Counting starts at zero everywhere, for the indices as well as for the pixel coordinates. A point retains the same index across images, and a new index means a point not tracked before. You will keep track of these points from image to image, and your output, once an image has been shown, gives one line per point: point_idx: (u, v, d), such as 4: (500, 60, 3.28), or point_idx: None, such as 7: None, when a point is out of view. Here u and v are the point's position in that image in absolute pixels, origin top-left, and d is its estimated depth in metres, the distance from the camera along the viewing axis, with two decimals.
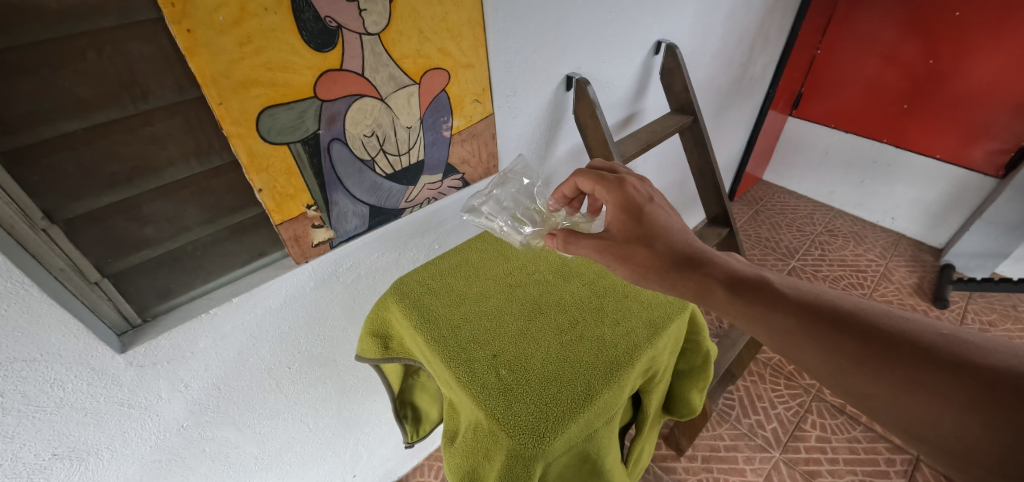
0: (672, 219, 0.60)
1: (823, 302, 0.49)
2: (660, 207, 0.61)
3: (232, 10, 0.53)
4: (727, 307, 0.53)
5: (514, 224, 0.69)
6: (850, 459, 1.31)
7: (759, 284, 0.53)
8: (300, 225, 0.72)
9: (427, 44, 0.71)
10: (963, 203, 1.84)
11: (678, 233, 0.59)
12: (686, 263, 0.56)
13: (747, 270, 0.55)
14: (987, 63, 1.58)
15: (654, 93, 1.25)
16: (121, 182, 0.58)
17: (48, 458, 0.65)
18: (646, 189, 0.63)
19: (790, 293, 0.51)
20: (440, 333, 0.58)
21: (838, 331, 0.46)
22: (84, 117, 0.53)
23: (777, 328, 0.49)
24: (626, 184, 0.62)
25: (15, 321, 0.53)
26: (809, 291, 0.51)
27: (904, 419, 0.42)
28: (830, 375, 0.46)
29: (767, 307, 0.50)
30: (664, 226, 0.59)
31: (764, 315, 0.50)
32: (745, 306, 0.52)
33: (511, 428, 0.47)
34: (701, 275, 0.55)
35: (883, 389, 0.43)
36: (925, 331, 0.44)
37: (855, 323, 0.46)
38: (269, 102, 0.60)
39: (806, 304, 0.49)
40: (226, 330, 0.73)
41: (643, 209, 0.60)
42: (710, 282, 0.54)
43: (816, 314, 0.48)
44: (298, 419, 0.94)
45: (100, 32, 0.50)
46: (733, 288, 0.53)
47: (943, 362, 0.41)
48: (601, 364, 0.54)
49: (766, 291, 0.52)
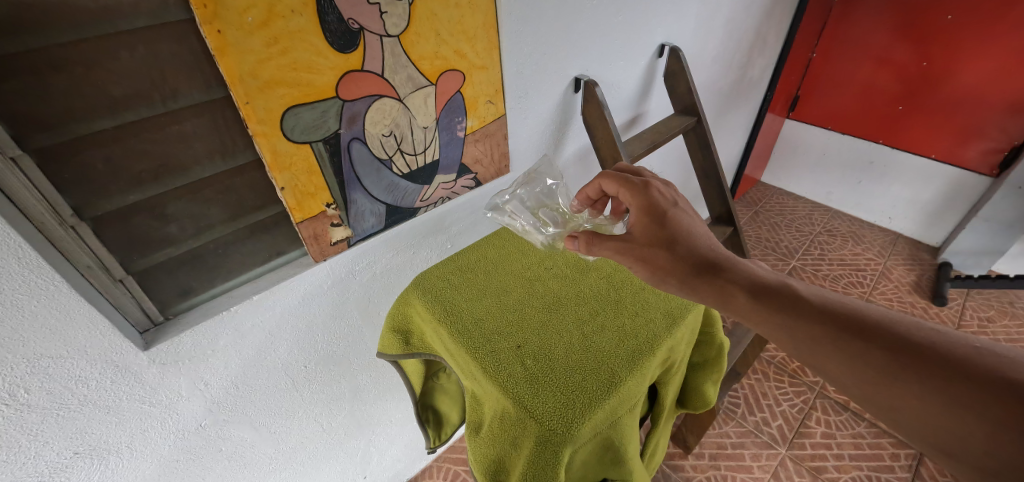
0: (695, 223, 0.62)
1: (849, 310, 0.50)
2: (683, 211, 0.63)
3: (261, 11, 0.54)
4: (751, 313, 0.54)
5: (535, 223, 0.70)
6: (855, 455, 1.33)
7: (782, 290, 0.54)
8: (320, 223, 0.73)
9: (444, 46, 0.73)
10: (959, 202, 1.87)
11: (701, 238, 0.60)
12: (708, 268, 0.57)
13: (770, 277, 0.56)
14: (981, 65, 1.62)
15: (657, 95, 1.27)
16: (148, 179, 0.59)
17: (69, 457, 0.65)
18: (670, 193, 0.65)
19: (816, 301, 0.52)
20: (464, 326, 0.59)
21: (864, 341, 0.47)
22: (115, 115, 0.54)
23: (800, 335, 0.51)
24: (651, 187, 0.64)
25: (44, 317, 0.53)
26: (834, 300, 0.52)
27: (931, 430, 0.43)
28: (855, 385, 0.47)
29: (790, 314, 0.52)
30: (686, 229, 0.60)
31: (789, 322, 0.51)
32: (768, 313, 0.53)
33: (540, 416, 0.48)
34: (723, 281, 0.56)
35: (912, 403, 0.44)
36: (956, 344, 0.44)
37: (882, 333, 0.47)
38: (293, 102, 0.61)
39: (831, 312, 0.50)
40: (246, 328, 0.73)
41: (666, 212, 0.61)
42: (732, 288, 0.55)
43: (843, 322, 0.49)
44: (313, 418, 0.94)
45: (134, 32, 0.51)
46: (756, 294, 0.54)
47: (976, 375, 0.41)
48: (624, 353, 0.55)
49: (790, 298, 0.53)
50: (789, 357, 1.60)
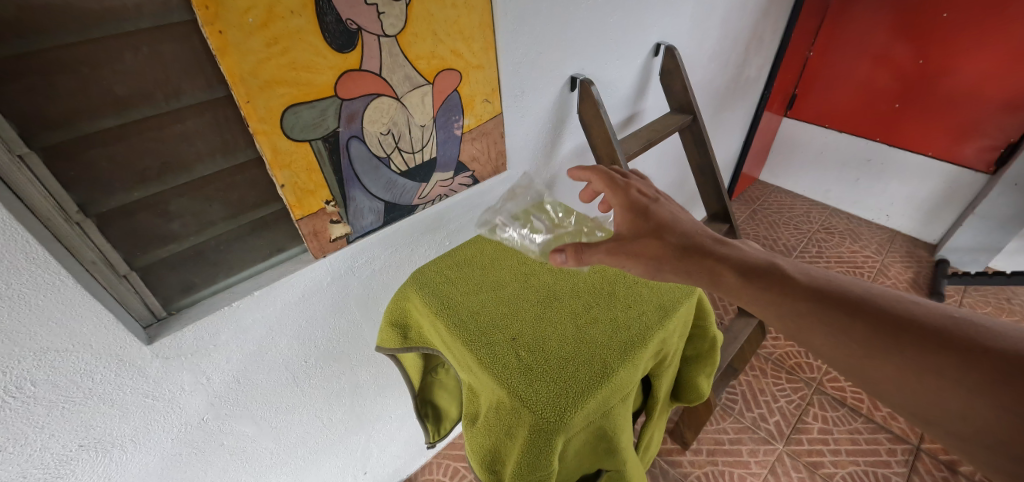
0: (679, 214, 0.64)
1: (833, 288, 0.52)
2: (665, 205, 0.65)
3: (261, 12, 0.55)
4: (738, 291, 0.56)
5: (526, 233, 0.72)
6: (851, 450, 1.34)
7: (769, 268, 0.55)
8: (319, 220, 0.74)
9: (441, 46, 0.74)
10: (955, 199, 1.88)
11: (686, 223, 0.62)
12: (696, 249, 0.59)
13: (757, 255, 0.58)
14: (977, 63, 1.63)
15: (654, 94, 1.29)
16: (152, 177, 0.61)
17: (75, 449, 0.66)
18: (650, 191, 0.68)
19: (802, 279, 0.53)
20: (460, 318, 0.60)
21: (849, 317, 0.49)
22: (120, 114, 0.55)
23: (789, 313, 0.52)
24: (630, 187, 0.66)
25: (51, 311, 0.55)
26: (821, 276, 0.54)
27: (916, 401, 0.45)
28: (843, 359, 0.49)
29: (778, 292, 0.53)
30: (672, 220, 0.62)
31: (777, 300, 0.53)
32: (755, 291, 0.54)
33: (533, 405, 0.49)
34: (712, 261, 0.58)
35: (896, 375, 0.45)
36: (941, 317, 0.46)
37: (865, 307, 0.49)
38: (293, 101, 0.63)
39: (817, 289, 0.52)
40: (247, 323, 0.75)
41: (649, 207, 0.64)
42: (721, 267, 0.57)
43: (828, 299, 0.51)
44: (314, 414, 0.96)
45: (139, 33, 0.53)
46: (743, 272, 0.56)
47: (958, 345, 0.43)
48: (616, 345, 0.56)
49: (778, 275, 0.54)
50: (787, 354, 1.62)
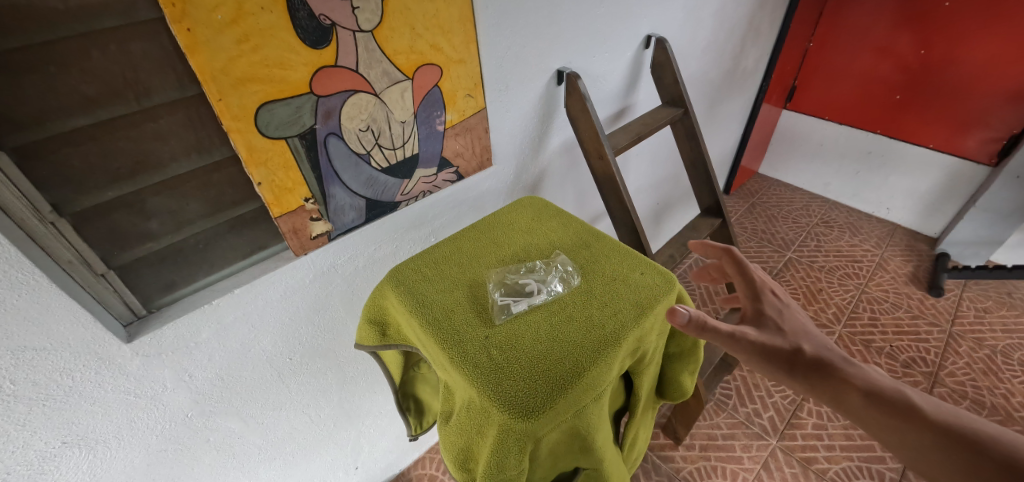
0: (806, 322, 0.63)
1: (964, 428, 0.50)
2: (790, 308, 0.64)
3: (230, 9, 0.55)
4: (862, 414, 0.55)
5: (517, 277, 0.63)
6: (846, 446, 1.33)
7: (897, 396, 0.55)
8: (299, 218, 0.74)
9: (419, 40, 0.73)
10: (957, 192, 1.86)
11: (814, 335, 0.61)
12: (824, 363, 0.58)
13: (884, 380, 0.57)
14: (980, 53, 1.59)
15: (645, 87, 1.27)
16: (125, 176, 0.60)
17: (58, 446, 0.67)
18: (776, 291, 0.66)
19: (930, 414, 0.53)
20: (434, 316, 0.59)
21: (978, 459, 0.48)
22: (89, 114, 0.55)
23: (912, 443, 0.52)
24: (756, 281, 0.66)
25: (25, 311, 0.55)
26: (950, 412, 0.53)
27: None
28: None
29: (901, 420, 0.53)
30: (800, 324, 0.62)
31: (901, 428, 0.53)
32: (880, 416, 0.54)
33: (503, 404, 0.49)
34: (839, 380, 0.56)
35: None
36: None
37: (1000, 451, 0.47)
38: (266, 98, 0.62)
39: (948, 426, 0.51)
40: (228, 321, 0.75)
41: (775, 308, 0.63)
42: (846, 386, 0.56)
43: (956, 436, 0.50)
44: (301, 410, 0.96)
45: (106, 32, 0.53)
46: (869, 395, 0.55)
47: None
48: (589, 343, 0.55)
49: (905, 407, 0.54)
50: None
